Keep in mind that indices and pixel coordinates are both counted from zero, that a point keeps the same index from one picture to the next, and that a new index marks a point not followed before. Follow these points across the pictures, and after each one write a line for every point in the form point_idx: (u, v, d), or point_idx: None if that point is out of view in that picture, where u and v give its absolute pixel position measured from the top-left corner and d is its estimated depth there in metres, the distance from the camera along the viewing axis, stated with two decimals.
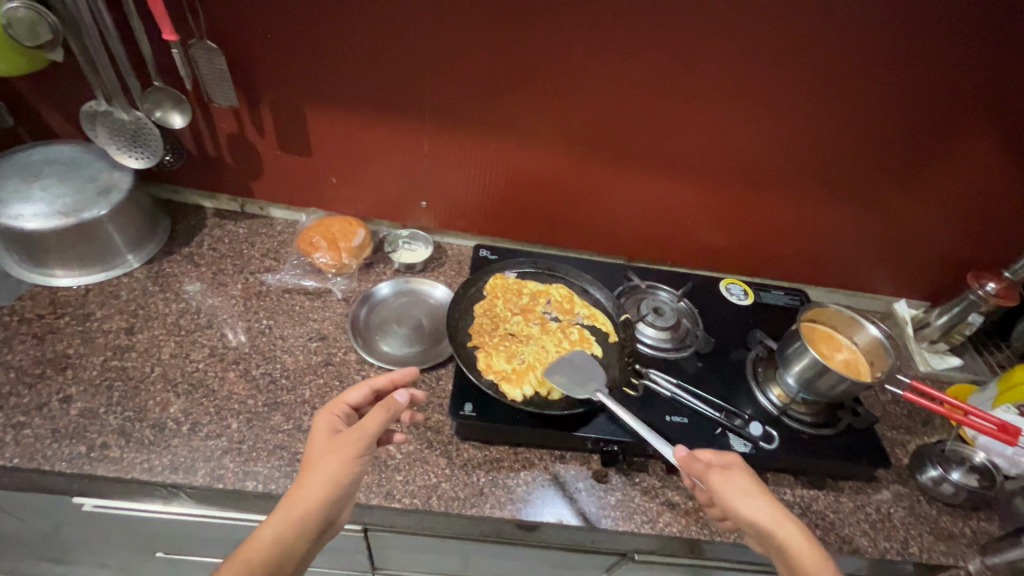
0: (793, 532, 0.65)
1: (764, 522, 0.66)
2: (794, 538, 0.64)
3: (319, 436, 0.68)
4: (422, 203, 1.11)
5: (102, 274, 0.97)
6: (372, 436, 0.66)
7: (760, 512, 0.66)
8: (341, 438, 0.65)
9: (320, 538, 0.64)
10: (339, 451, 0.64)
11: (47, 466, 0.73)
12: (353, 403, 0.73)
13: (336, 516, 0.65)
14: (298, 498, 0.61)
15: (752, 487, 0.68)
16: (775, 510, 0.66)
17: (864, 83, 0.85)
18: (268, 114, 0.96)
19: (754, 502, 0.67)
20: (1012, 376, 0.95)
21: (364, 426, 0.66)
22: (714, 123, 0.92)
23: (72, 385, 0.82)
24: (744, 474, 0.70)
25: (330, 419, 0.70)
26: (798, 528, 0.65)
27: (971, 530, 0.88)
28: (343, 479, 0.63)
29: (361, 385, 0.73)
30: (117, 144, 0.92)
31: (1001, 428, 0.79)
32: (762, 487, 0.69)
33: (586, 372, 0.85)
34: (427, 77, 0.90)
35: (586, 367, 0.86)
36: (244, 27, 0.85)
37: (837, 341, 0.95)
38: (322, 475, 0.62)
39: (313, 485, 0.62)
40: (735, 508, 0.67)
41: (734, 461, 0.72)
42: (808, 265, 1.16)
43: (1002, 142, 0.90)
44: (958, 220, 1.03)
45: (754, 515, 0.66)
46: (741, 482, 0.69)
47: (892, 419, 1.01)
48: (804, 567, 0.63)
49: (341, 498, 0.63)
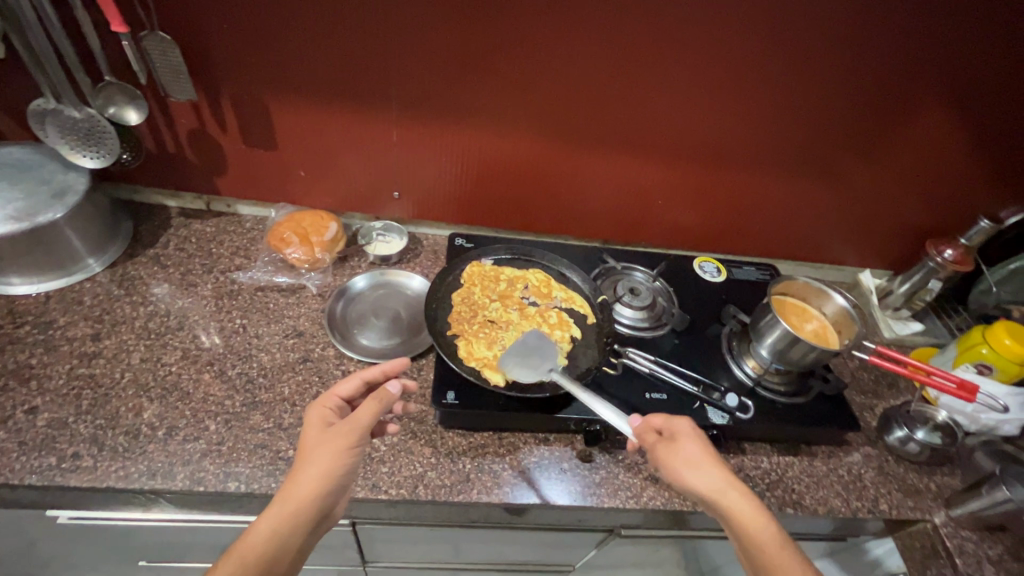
0: (738, 502, 0.65)
1: (711, 495, 0.67)
2: (743, 512, 0.65)
3: (312, 429, 0.68)
4: (395, 193, 1.09)
5: (62, 280, 0.93)
6: (365, 429, 0.66)
7: (707, 484, 0.67)
8: (334, 430, 0.66)
9: (317, 531, 0.64)
10: (333, 443, 0.65)
11: (15, 480, 0.71)
12: (345, 396, 0.72)
13: (331, 509, 0.65)
14: (292, 491, 0.61)
15: (701, 458, 0.69)
16: (725, 482, 0.67)
17: (826, 57, 0.86)
18: (230, 108, 0.93)
19: (703, 475, 0.68)
20: (969, 338, 1.00)
21: (357, 418, 0.66)
22: (680, 104, 0.93)
23: (38, 396, 0.79)
24: (694, 442, 0.71)
25: (322, 411, 0.69)
26: (748, 502, 0.66)
27: (936, 485, 0.92)
28: (338, 471, 0.63)
29: (352, 377, 0.72)
30: (70, 143, 0.88)
31: (960, 385, 0.83)
32: (715, 458, 0.70)
33: (539, 352, 0.86)
34: (393, 65, 0.88)
35: (542, 347, 0.87)
36: (198, 17, 0.82)
37: (807, 312, 0.97)
38: (317, 467, 0.63)
39: (308, 478, 0.62)
40: (682, 481, 0.68)
41: (687, 430, 0.73)
42: (778, 239, 1.19)
43: (956, 112, 0.93)
44: (917, 189, 1.06)
45: (701, 489, 0.67)
46: (688, 452, 0.70)
47: (860, 384, 1.05)
48: (752, 536, 0.64)
49: (337, 489, 0.64)
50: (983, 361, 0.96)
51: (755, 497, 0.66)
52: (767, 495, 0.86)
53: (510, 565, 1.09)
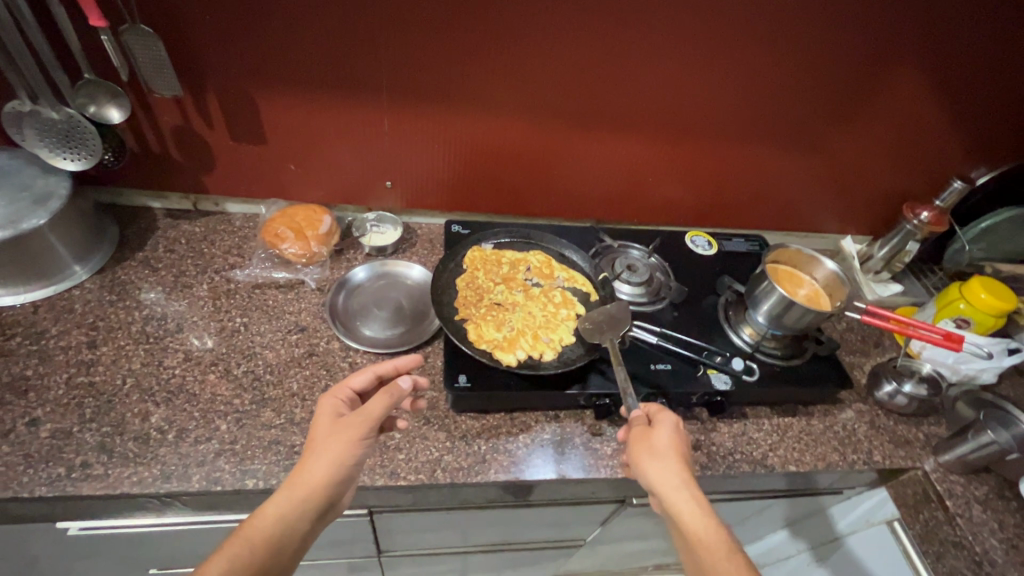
0: (685, 500, 0.66)
1: (661, 489, 0.67)
2: (686, 509, 0.65)
3: (324, 419, 0.69)
4: (388, 183, 1.09)
5: (49, 289, 0.90)
6: (375, 421, 0.67)
7: (662, 477, 0.67)
8: (346, 421, 0.67)
9: (322, 520, 0.65)
10: (344, 434, 0.66)
11: (25, 493, 0.69)
12: (358, 388, 0.73)
13: (338, 499, 0.66)
14: (303, 479, 0.63)
15: (668, 451, 0.70)
16: (682, 480, 0.67)
17: (808, 30, 0.89)
18: (215, 102, 0.91)
19: (661, 467, 0.68)
20: (946, 295, 1.06)
21: (369, 409, 0.67)
22: (669, 81, 0.95)
23: (38, 407, 0.77)
24: (668, 434, 0.71)
25: (335, 402, 0.71)
26: (696, 502, 0.65)
27: (924, 434, 0.98)
28: (347, 460, 0.65)
29: (366, 371, 0.74)
30: (48, 146, 0.84)
31: (946, 335, 0.87)
32: (682, 457, 0.70)
33: (613, 321, 0.88)
34: (384, 52, 0.88)
35: (617, 319, 0.89)
36: (181, 9, 0.80)
37: (800, 278, 1.01)
38: (329, 455, 0.64)
39: (318, 466, 0.63)
40: (641, 469, 0.69)
41: (664, 421, 0.73)
42: (764, 211, 1.22)
43: (929, 78, 0.97)
44: (894, 155, 1.11)
45: (655, 480, 0.68)
46: (657, 444, 0.70)
47: (849, 345, 1.10)
48: (693, 534, 0.64)
49: (346, 479, 0.65)
50: (962, 315, 1.02)
51: (705, 501, 0.66)
52: (770, 455, 0.90)
53: (523, 544, 1.11)
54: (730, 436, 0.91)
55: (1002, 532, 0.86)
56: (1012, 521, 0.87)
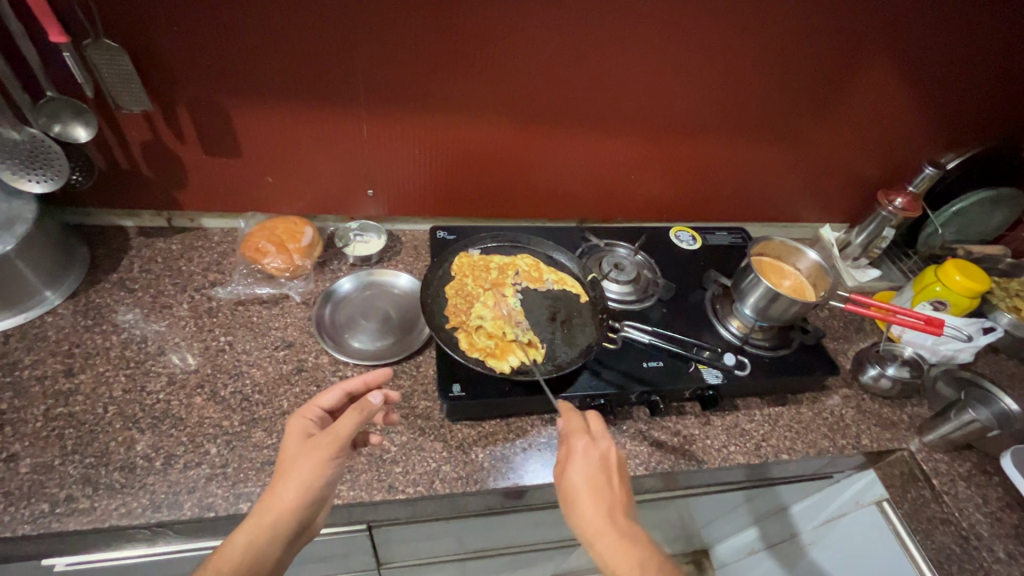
0: (605, 545, 0.62)
1: (589, 533, 0.64)
2: (609, 552, 0.62)
3: (292, 440, 0.68)
4: (369, 191, 1.07)
5: (19, 317, 0.87)
6: (346, 439, 0.66)
7: (585, 519, 0.64)
8: (315, 441, 0.65)
9: (295, 543, 0.64)
10: (315, 454, 0.64)
11: (7, 532, 0.66)
12: (327, 406, 0.73)
13: (311, 520, 0.65)
14: (272, 504, 0.62)
15: (586, 489, 0.66)
16: (602, 518, 0.64)
17: (778, 24, 0.90)
18: (187, 115, 0.89)
19: (582, 508, 0.65)
20: (923, 279, 1.08)
21: (338, 429, 0.66)
22: (645, 79, 0.95)
23: (16, 442, 0.74)
24: (584, 468, 0.68)
25: (304, 422, 0.70)
26: (623, 540, 0.62)
27: (908, 415, 1.00)
28: (318, 482, 0.63)
29: (335, 389, 0.73)
30: (11, 168, 0.79)
31: (927, 321, 0.89)
32: (602, 487, 0.66)
33: (578, 326, 0.93)
34: (357, 59, 0.86)
35: (578, 324, 0.93)
36: (146, 22, 0.77)
37: (783, 270, 1.03)
38: (299, 478, 0.63)
39: (287, 490, 0.62)
40: (567, 513, 0.67)
41: (583, 450, 0.69)
42: (745, 203, 1.24)
43: (897, 68, 1.00)
44: (866, 143, 1.13)
45: (579, 526, 0.64)
46: (573, 483, 0.67)
47: (833, 331, 1.13)
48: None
49: (317, 501, 0.64)
50: (938, 297, 1.05)
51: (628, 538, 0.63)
52: (762, 445, 0.91)
53: (522, 546, 1.11)
54: (723, 428, 0.92)
55: (986, 506, 0.88)
56: (995, 495, 0.90)
